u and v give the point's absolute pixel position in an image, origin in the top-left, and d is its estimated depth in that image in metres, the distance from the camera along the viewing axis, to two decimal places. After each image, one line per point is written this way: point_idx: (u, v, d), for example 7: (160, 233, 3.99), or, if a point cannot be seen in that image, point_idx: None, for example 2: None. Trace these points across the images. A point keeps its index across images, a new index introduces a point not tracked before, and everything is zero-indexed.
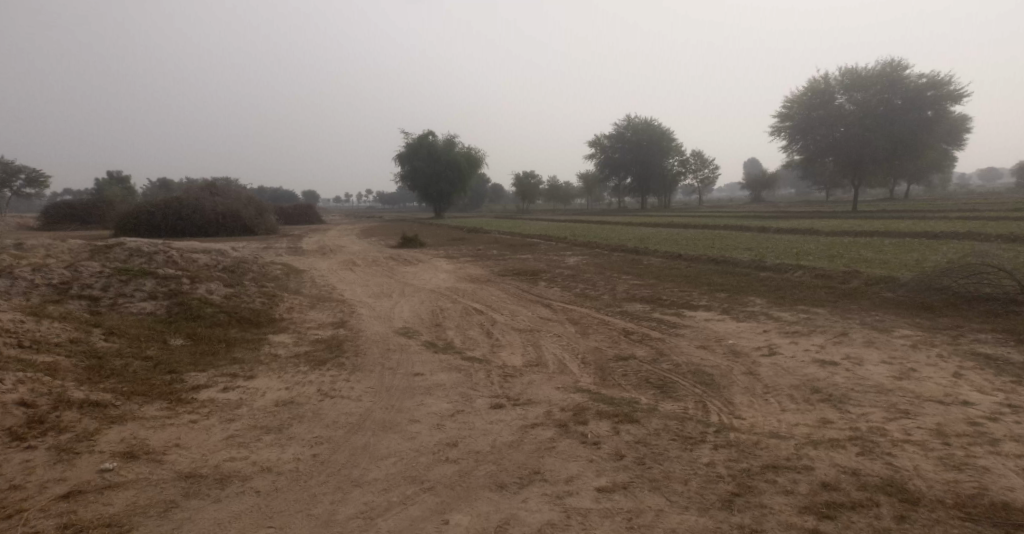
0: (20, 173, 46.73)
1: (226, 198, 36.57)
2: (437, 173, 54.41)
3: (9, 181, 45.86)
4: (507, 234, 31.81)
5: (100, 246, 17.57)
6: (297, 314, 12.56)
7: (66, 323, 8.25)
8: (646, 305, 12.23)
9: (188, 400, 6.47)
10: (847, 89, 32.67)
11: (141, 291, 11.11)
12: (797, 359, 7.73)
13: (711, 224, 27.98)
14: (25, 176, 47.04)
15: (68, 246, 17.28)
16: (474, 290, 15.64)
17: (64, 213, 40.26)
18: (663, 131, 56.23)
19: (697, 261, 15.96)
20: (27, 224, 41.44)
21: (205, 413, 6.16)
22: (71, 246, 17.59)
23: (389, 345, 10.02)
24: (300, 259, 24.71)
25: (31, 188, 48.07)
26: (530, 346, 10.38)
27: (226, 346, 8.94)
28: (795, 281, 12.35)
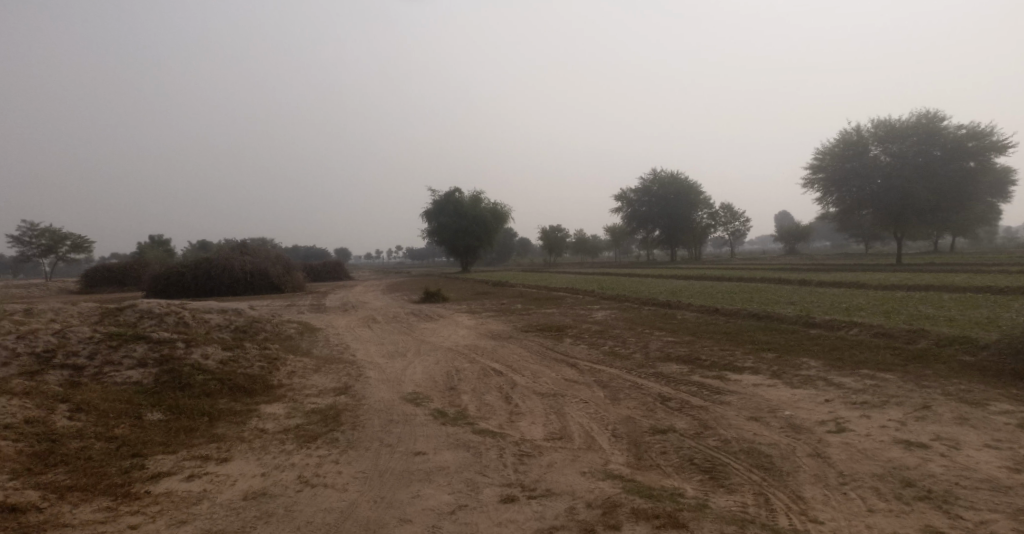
0: (66, 239, 47.17)
1: (254, 256, 36.33)
2: (463, 228, 53.89)
3: (55, 248, 46.29)
4: (532, 288, 30.70)
5: (113, 308, 17.14)
6: (297, 379, 11.60)
7: (30, 400, 7.84)
8: (683, 366, 10.95)
9: (139, 494, 6.00)
10: (882, 140, 31.50)
11: (128, 359, 10.35)
12: (878, 439, 6.41)
13: (747, 276, 26.59)
14: (71, 243, 47.62)
15: (80, 309, 16.86)
16: (493, 348, 14.46)
17: (103, 277, 40.41)
18: (691, 183, 55.29)
19: (737, 317, 14.61)
20: (64, 286, 41.79)
21: (152, 514, 5.67)
22: (85, 307, 17.18)
23: (391, 416, 8.90)
24: (319, 316, 23.93)
25: (77, 254, 48.71)
26: (551, 416, 9.16)
27: (209, 420, 8.52)
28: (851, 339, 10.94)
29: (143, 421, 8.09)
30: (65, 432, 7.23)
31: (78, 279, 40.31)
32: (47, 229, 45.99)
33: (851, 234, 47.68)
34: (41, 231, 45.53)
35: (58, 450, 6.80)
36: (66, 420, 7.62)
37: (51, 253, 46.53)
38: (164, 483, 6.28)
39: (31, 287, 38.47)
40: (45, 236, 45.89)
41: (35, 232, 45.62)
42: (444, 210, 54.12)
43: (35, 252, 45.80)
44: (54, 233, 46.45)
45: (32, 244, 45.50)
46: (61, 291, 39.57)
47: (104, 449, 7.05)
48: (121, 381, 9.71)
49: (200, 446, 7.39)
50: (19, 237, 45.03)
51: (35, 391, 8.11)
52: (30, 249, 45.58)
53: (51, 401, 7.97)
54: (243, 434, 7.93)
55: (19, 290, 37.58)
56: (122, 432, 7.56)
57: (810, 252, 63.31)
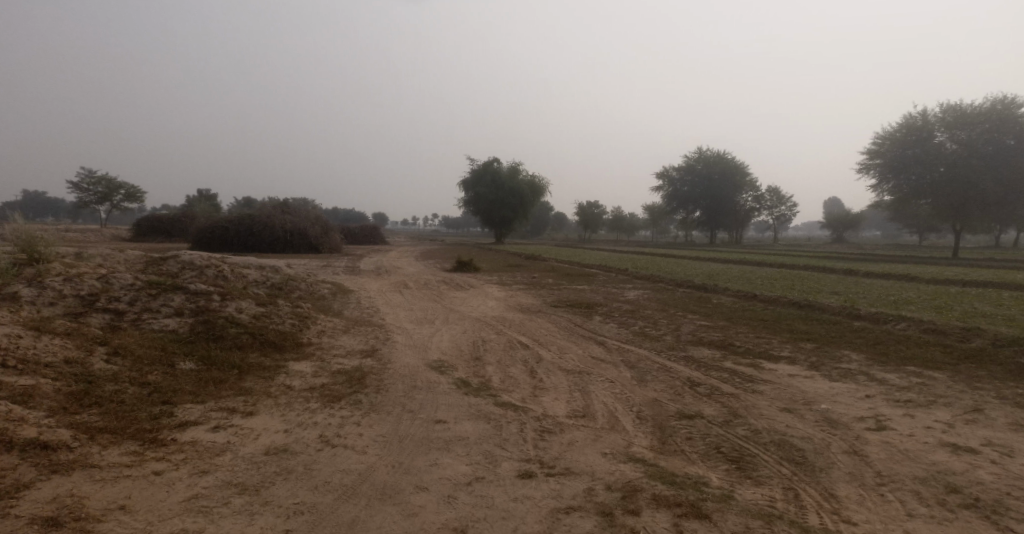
0: (121, 189, 48.34)
1: (295, 215, 36.68)
2: (500, 200, 53.64)
3: (110, 196, 47.54)
4: (566, 263, 30.44)
5: (157, 258, 17.56)
6: (326, 339, 11.64)
7: (70, 340, 7.95)
8: (716, 351, 10.66)
9: (165, 441, 6.02)
10: (950, 126, 30.22)
11: (167, 308, 10.46)
12: (922, 445, 6.11)
13: (789, 263, 25.92)
14: (126, 192, 48.78)
15: (124, 257, 17.22)
16: (522, 321, 14.33)
17: (154, 227, 41.38)
18: (736, 165, 53.99)
19: (775, 304, 14.18)
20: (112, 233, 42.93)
21: (176, 462, 5.67)
22: (130, 255, 17.55)
23: (414, 382, 8.84)
24: (352, 279, 24.12)
25: (130, 203, 49.94)
26: (575, 393, 9.01)
27: (239, 373, 8.54)
28: (897, 335, 10.50)
29: (176, 370, 8.14)
30: (101, 375, 7.31)
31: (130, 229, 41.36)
32: (104, 177, 47.24)
33: (905, 223, 46.12)
34: (99, 178, 46.87)
35: (94, 392, 6.87)
36: (103, 363, 7.70)
37: (107, 201, 47.79)
38: (190, 432, 6.30)
39: (83, 233, 39.61)
40: (102, 184, 47.15)
41: (93, 180, 46.89)
42: (482, 180, 53.92)
43: (93, 199, 47.09)
44: (111, 181, 47.68)
45: (90, 191, 46.76)
46: (110, 238, 40.69)
47: (137, 394, 7.09)
48: (158, 328, 9.80)
49: (227, 398, 7.40)
50: (77, 183, 46.32)
51: (75, 332, 8.22)
52: (87, 197, 46.84)
53: (89, 343, 8.07)
54: (264, 388, 7.93)
55: (71, 235, 38.73)
56: (155, 379, 7.61)
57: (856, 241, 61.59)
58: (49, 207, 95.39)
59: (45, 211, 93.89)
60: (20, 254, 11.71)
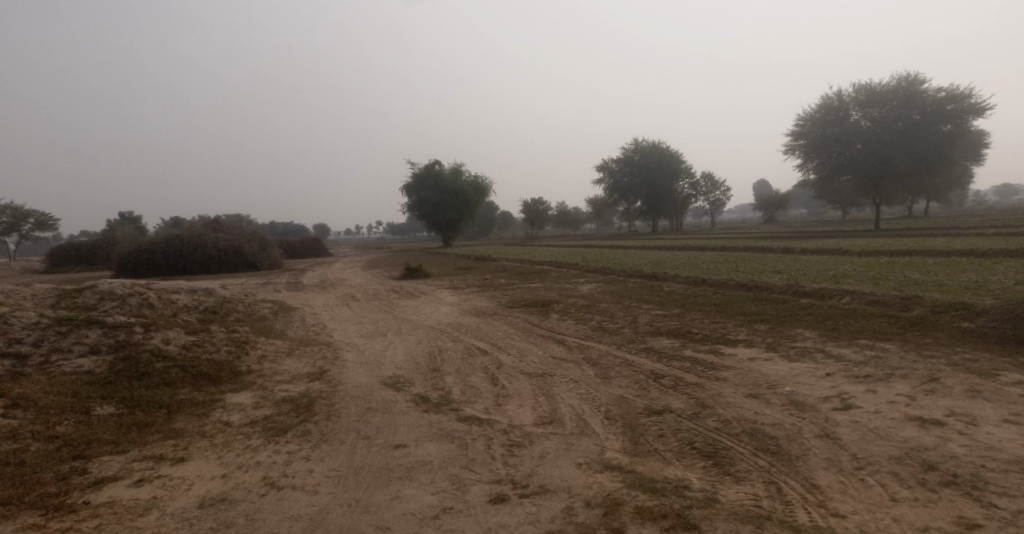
0: (29, 217, 45.77)
1: (229, 233, 35.33)
2: (444, 202, 53.02)
3: (17, 225, 44.93)
4: (515, 261, 30.12)
5: (72, 289, 16.64)
6: (268, 364, 11.52)
7: None
8: (675, 341, 10.52)
9: (76, 506, 5.70)
10: (862, 105, 31.06)
11: (80, 346, 10.63)
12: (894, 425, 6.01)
13: (731, 245, 26.25)
14: (34, 220, 46.29)
15: (33, 291, 16.32)
16: (478, 325, 13.96)
17: (69, 255, 39.40)
18: (672, 152, 54.71)
19: (724, 288, 14.20)
20: (32, 266, 40.73)
21: (89, 528, 5.36)
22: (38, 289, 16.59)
23: (369, 403, 8.59)
24: (296, 295, 23.28)
25: (42, 231, 47.39)
26: (541, 397, 8.74)
27: (166, 413, 8.67)
28: (843, 308, 10.57)
29: (92, 417, 8.23)
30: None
31: (44, 259, 39.25)
32: (8, 206, 44.65)
33: (829, 200, 47.33)
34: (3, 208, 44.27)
35: None
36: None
37: (15, 232, 45.12)
38: (106, 491, 6.00)
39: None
40: (7, 213, 44.55)
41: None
42: (424, 184, 53.24)
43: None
44: (16, 210, 45.09)
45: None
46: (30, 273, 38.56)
47: (40, 451, 7.10)
48: (72, 371, 9.95)
49: (153, 445, 7.39)
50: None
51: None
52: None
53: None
54: (214, 441, 7.44)
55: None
56: (64, 431, 7.68)
57: (791, 219, 63.28)
58: None
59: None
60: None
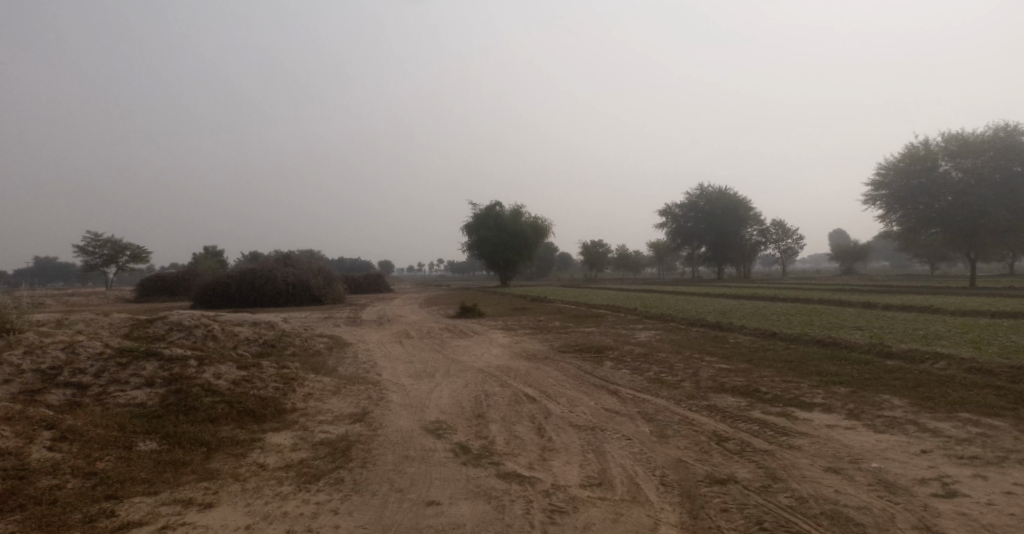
0: (126, 250, 47.95)
1: (297, 267, 36.05)
2: (504, 243, 52.93)
3: (114, 257, 47.16)
4: (572, 304, 29.41)
5: (144, 320, 17.54)
6: (313, 402, 11.19)
7: (13, 426, 7.66)
8: (741, 399, 9.63)
9: None
10: (953, 155, 29.57)
11: (136, 378, 10.64)
12: (1015, 529, 5.17)
13: (803, 296, 24.90)
14: (130, 252, 48.41)
15: (108, 320, 17.36)
16: (529, 370, 13.34)
17: (157, 286, 40.94)
18: (740, 199, 53.31)
19: (796, 343, 13.18)
20: (116, 294, 42.60)
21: None
22: (115, 319, 17.66)
23: (407, 451, 8.10)
24: (352, 330, 23.23)
25: (137, 263, 49.52)
26: (589, 454, 8.03)
27: (206, 452, 8.32)
28: (937, 375, 9.50)
29: (132, 452, 7.91)
30: (40, 466, 6.96)
31: (133, 289, 40.98)
32: (109, 239, 47.00)
33: (914, 254, 44.84)
34: (103, 241, 46.69)
35: (22, 490, 6.52)
36: (44, 451, 7.37)
37: (111, 263, 47.33)
38: None
39: (85, 297, 39.30)
40: (107, 246, 46.92)
41: (98, 243, 46.70)
42: (485, 223, 53.41)
43: (97, 262, 46.74)
44: (116, 243, 47.44)
45: (95, 254, 46.50)
46: (111, 300, 40.25)
47: (77, 489, 6.73)
48: (125, 403, 9.88)
49: (186, 487, 6.97)
50: (82, 247, 46.10)
51: (18, 416, 7.93)
52: (93, 259, 46.53)
53: (35, 427, 7.83)
54: (246, 485, 7.01)
55: (74, 298, 38.38)
56: (104, 467, 7.26)
57: (868, 272, 60.37)
58: (59, 270, 95.41)
59: (57, 275, 94.01)
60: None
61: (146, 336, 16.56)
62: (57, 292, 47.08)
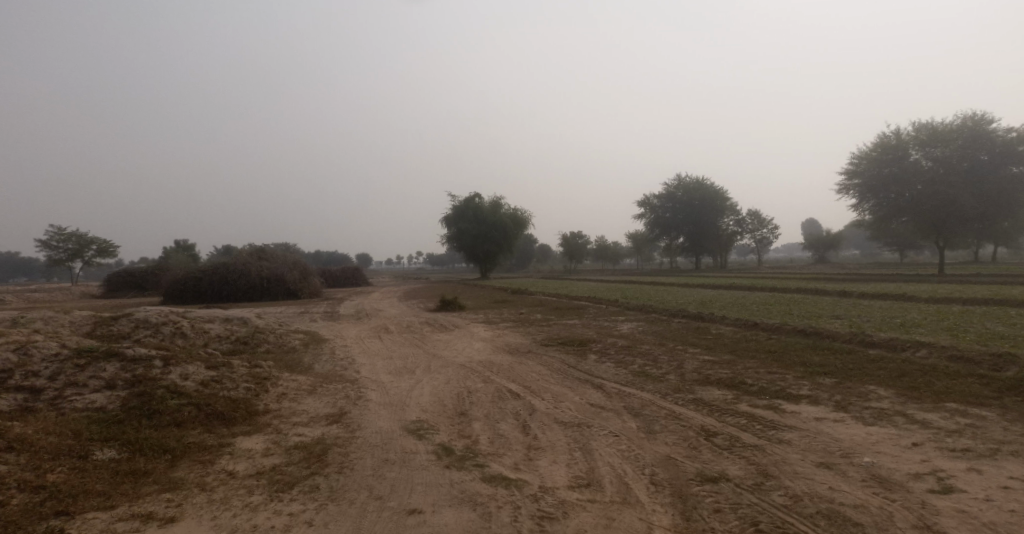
0: (92, 244, 46.82)
1: (273, 262, 35.41)
2: (482, 235, 52.58)
3: (81, 252, 45.98)
4: (552, 296, 29.21)
5: (110, 318, 17.00)
6: (287, 403, 10.85)
7: None
8: (727, 392, 9.47)
9: None
10: (923, 144, 29.82)
11: (96, 381, 10.22)
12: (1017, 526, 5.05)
13: (781, 285, 24.96)
14: (97, 247, 47.24)
15: (72, 319, 16.73)
16: (510, 365, 13.08)
17: (125, 281, 40.09)
18: (716, 189, 53.49)
19: (778, 334, 13.08)
20: (84, 290, 41.57)
21: None
22: (78, 317, 17.04)
23: (387, 454, 7.83)
24: (329, 326, 22.79)
25: (105, 258, 48.36)
26: (575, 453, 7.82)
27: (169, 459, 8.09)
28: (922, 364, 9.42)
29: (89, 462, 7.69)
30: None
31: (101, 285, 40.04)
32: (74, 233, 45.90)
33: (886, 242, 45.33)
34: (68, 235, 45.49)
35: None
36: None
37: (77, 258, 46.12)
38: None
39: (52, 293, 38.28)
40: (72, 240, 45.80)
41: (63, 237, 45.56)
42: (463, 216, 53.00)
43: (62, 257, 45.61)
44: (81, 237, 46.29)
45: (60, 248, 45.37)
46: (81, 297, 39.23)
47: (25, 504, 6.63)
48: (84, 407, 9.48)
49: (146, 500, 6.90)
50: (46, 241, 44.97)
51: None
52: (57, 254, 45.38)
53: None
54: (213, 497, 6.91)
55: (39, 294, 37.34)
56: (56, 479, 7.14)
57: (842, 261, 60.96)
58: (27, 267, 93.11)
59: (26, 272, 91.55)
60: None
61: (112, 336, 16.01)
62: (22, 288, 45.79)
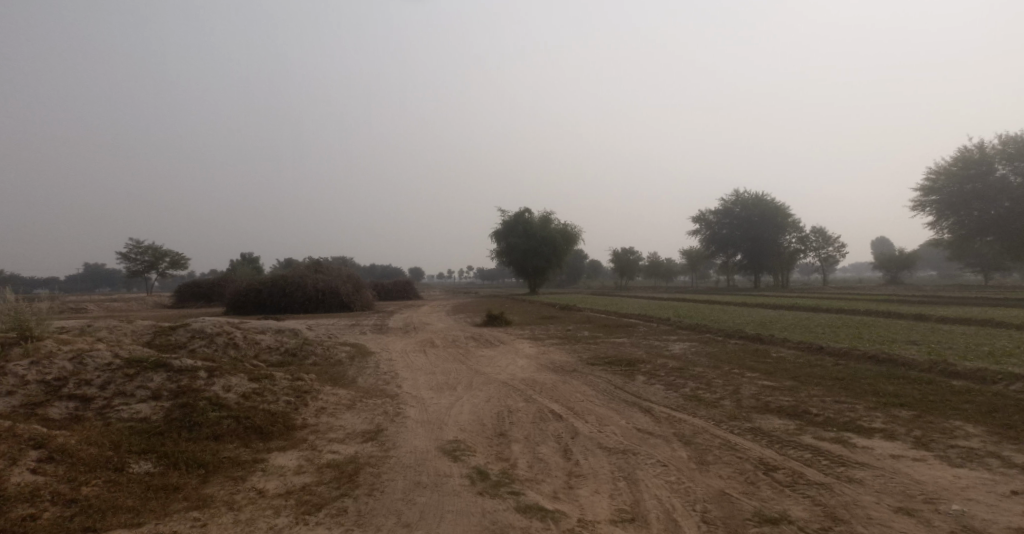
0: (166, 256, 48.39)
1: (328, 274, 35.83)
2: (533, 250, 52.19)
3: (155, 264, 47.63)
4: (602, 313, 28.52)
5: (167, 327, 17.26)
6: (326, 418, 10.58)
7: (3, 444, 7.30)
8: (789, 422, 8.71)
9: None
10: (1010, 159, 28.71)
11: (142, 391, 10.17)
12: None
13: (847, 306, 23.70)
14: (171, 259, 48.83)
15: (132, 327, 17.02)
16: (556, 384, 12.55)
17: (193, 292, 41.26)
18: (777, 205, 51.70)
19: (846, 360, 12.13)
20: (154, 299, 43.00)
21: None
22: (138, 326, 17.34)
23: (420, 476, 7.40)
24: (376, 338, 22.72)
25: (177, 270, 50.00)
26: (621, 482, 7.23)
27: (203, 474, 7.85)
28: (1012, 398, 8.48)
29: (123, 475, 7.50)
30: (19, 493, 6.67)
31: (170, 295, 41.31)
32: (150, 246, 47.52)
33: (969, 263, 42.59)
34: (145, 249, 47.20)
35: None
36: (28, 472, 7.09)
37: (151, 270, 47.81)
38: None
39: (126, 302, 39.69)
40: (148, 252, 47.41)
41: (139, 249, 47.26)
42: (514, 230, 52.72)
43: (138, 268, 47.31)
44: (156, 249, 47.91)
45: (137, 260, 47.11)
46: (147, 305, 40.63)
47: (53, 518, 6.46)
48: (127, 417, 9.40)
49: (174, 518, 6.64)
50: (125, 253, 46.75)
51: (5, 434, 7.49)
52: (134, 265, 47.10)
53: (22, 446, 7.41)
54: (238, 516, 6.62)
55: (114, 303, 38.80)
56: (88, 492, 6.98)
57: (919, 283, 57.48)
58: (105, 275, 97.63)
59: (105, 281, 95.86)
60: (10, 332, 11.61)
61: (168, 345, 16.20)
62: (101, 298, 47.69)
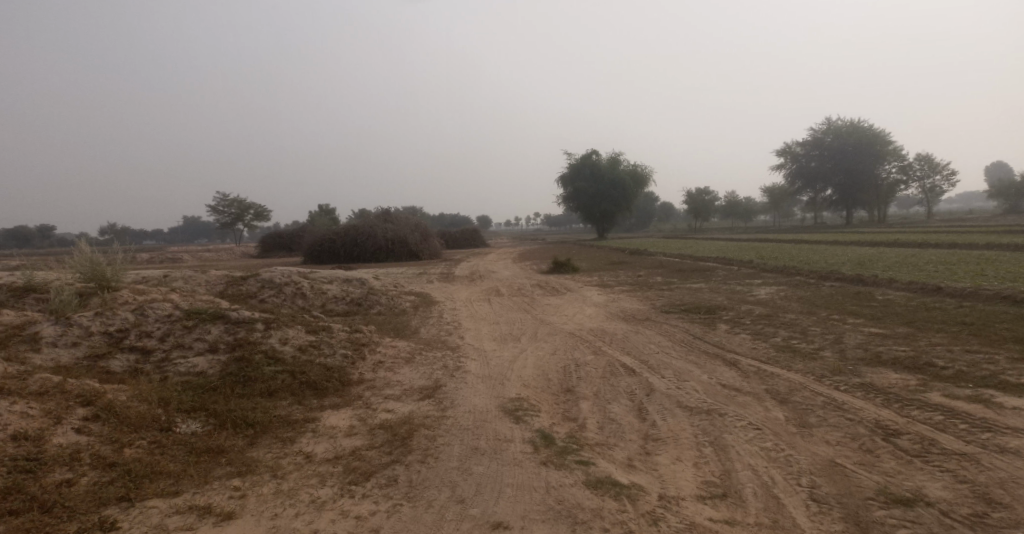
0: (250, 209, 49.36)
1: (397, 223, 35.56)
2: (600, 193, 50.48)
3: (241, 216, 48.74)
4: (676, 257, 26.95)
5: (239, 277, 17.16)
6: (382, 373, 9.97)
7: (46, 402, 6.96)
8: (908, 377, 7.43)
9: None
10: None
11: (200, 343, 9.81)
12: None
13: (959, 241, 21.37)
14: (254, 211, 49.80)
15: (206, 277, 16.99)
16: (628, 334, 11.54)
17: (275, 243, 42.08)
18: (874, 132, 47.66)
19: (970, 302, 10.54)
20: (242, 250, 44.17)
21: None
22: (211, 275, 17.32)
23: (478, 441, 6.64)
24: (442, 287, 22.19)
25: (262, 221, 51.08)
26: (706, 449, 6.25)
27: (250, 436, 7.33)
28: None
29: (168, 436, 7.06)
30: (57, 456, 6.30)
31: (256, 246, 42.28)
32: (236, 199, 48.56)
33: None
34: (230, 202, 48.25)
35: (29, 489, 5.85)
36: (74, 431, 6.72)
37: (239, 222, 48.99)
38: None
39: (216, 252, 40.90)
40: (234, 205, 48.45)
41: (227, 202, 48.42)
42: (581, 174, 51.11)
43: (227, 220, 48.57)
44: (242, 202, 48.93)
45: (224, 212, 48.30)
46: (231, 254, 41.68)
47: (90, 485, 6.05)
48: (184, 371, 9.05)
49: (213, 487, 6.14)
50: (214, 206, 47.97)
51: (52, 391, 7.14)
52: (223, 218, 48.36)
53: (69, 403, 7.06)
54: (280, 487, 6.05)
55: (205, 254, 40.05)
56: (129, 455, 6.55)
57: None
58: (198, 227, 101.87)
59: (200, 232, 100.27)
60: (86, 283, 11.35)
61: (238, 296, 16.04)
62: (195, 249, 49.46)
